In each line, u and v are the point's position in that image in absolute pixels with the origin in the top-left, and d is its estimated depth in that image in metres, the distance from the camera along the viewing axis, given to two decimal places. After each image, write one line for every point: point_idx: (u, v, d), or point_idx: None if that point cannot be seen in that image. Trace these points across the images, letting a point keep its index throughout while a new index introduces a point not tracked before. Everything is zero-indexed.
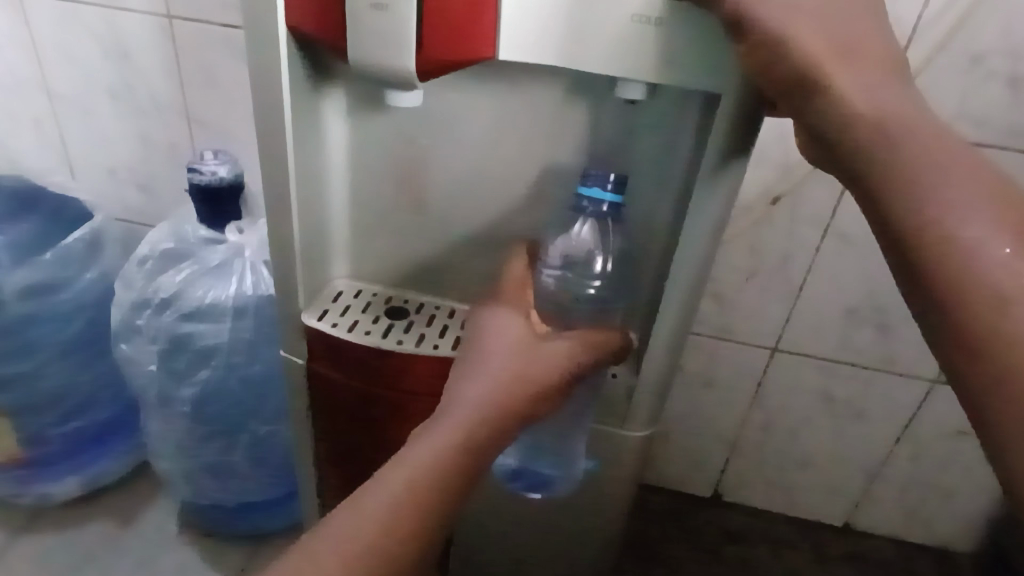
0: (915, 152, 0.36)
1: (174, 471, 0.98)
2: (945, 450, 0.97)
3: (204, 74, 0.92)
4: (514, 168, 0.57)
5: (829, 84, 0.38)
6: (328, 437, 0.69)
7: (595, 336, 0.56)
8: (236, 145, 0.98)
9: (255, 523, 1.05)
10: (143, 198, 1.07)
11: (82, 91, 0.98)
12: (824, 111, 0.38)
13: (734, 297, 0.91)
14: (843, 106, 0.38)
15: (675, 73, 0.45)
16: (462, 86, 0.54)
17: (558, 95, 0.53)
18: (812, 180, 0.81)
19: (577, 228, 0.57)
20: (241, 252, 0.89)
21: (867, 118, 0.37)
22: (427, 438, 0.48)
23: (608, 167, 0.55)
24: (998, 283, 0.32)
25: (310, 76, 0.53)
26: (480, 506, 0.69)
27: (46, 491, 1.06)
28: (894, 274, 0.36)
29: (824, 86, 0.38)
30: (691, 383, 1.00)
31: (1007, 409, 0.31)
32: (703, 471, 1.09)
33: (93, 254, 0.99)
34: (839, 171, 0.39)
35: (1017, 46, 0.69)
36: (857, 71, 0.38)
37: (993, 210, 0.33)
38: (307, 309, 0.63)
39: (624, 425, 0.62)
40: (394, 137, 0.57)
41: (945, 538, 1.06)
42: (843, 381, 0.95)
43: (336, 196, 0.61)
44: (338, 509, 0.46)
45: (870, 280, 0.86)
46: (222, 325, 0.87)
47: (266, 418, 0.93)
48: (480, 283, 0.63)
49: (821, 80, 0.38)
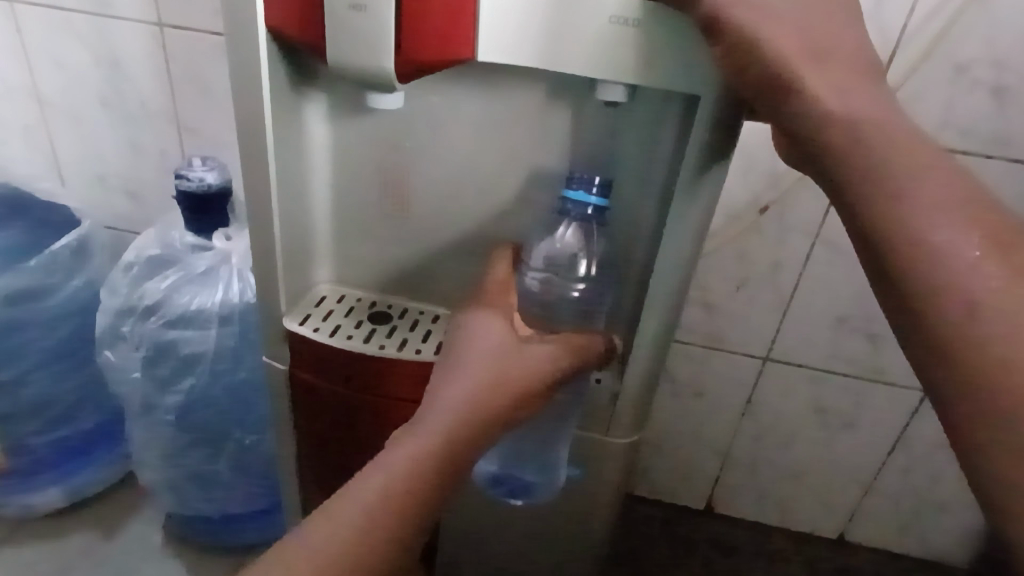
0: (886, 154, 0.35)
1: (158, 481, 0.97)
2: (936, 461, 0.96)
3: (194, 81, 0.92)
4: (498, 172, 0.56)
5: (802, 86, 0.38)
6: (311, 444, 0.69)
7: (578, 340, 0.56)
8: (224, 152, 0.98)
9: (241, 535, 1.03)
10: (131, 205, 1.07)
11: (73, 98, 0.98)
12: (799, 113, 0.38)
13: (723, 306, 0.91)
14: (817, 106, 0.38)
15: (655, 74, 0.45)
16: (444, 88, 0.54)
17: (539, 97, 0.52)
18: (800, 188, 0.81)
19: (562, 231, 0.57)
20: (227, 258, 0.88)
21: (841, 118, 0.37)
22: (405, 443, 0.47)
23: (591, 171, 0.55)
24: (969, 285, 0.32)
25: (292, 79, 0.53)
26: (465, 513, 0.69)
27: (28, 502, 1.05)
28: (869, 277, 0.36)
29: (798, 87, 0.38)
30: (680, 392, 1.00)
31: (980, 414, 0.30)
32: (694, 482, 1.08)
33: (79, 261, 0.98)
34: (815, 174, 0.39)
35: (1002, 56, 0.69)
36: (830, 73, 0.38)
37: (962, 213, 0.33)
38: (289, 313, 0.62)
39: (608, 432, 0.61)
40: (377, 140, 0.57)
41: (939, 551, 1.05)
42: (833, 390, 0.94)
43: (318, 200, 0.61)
44: (310, 519, 0.45)
45: (859, 289, 0.86)
46: (207, 332, 0.87)
47: (251, 427, 0.92)
48: (462, 287, 0.63)
49: (794, 82, 0.38)
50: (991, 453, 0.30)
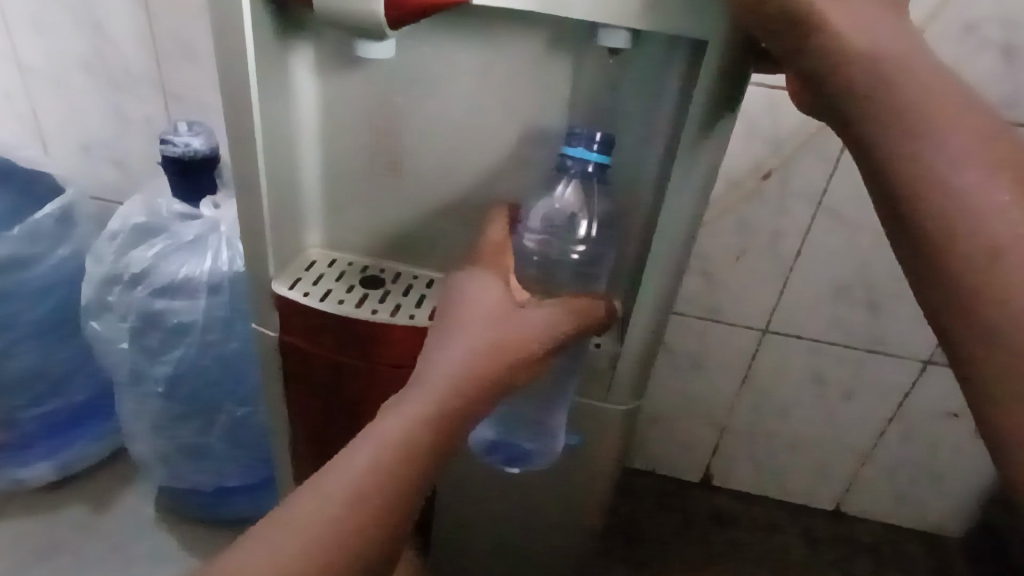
0: (912, 93, 0.34)
1: (150, 453, 0.96)
2: (934, 433, 0.95)
3: (180, 45, 0.89)
4: (494, 128, 0.54)
5: (826, 20, 0.35)
6: (303, 413, 0.67)
7: (577, 304, 0.54)
8: (211, 118, 0.95)
9: (234, 508, 1.02)
10: (118, 175, 1.04)
11: (54, 63, 0.95)
12: (821, 50, 0.35)
13: (724, 276, 0.89)
14: (840, 43, 0.35)
15: (659, 18, 0.43)
16: (438, 38, 0.51)
17: (537, 47, 0.50)
18: (803, 154, 0.79)
19: (561, 189, 0.54)
20: (216, 227, 0.86)
21: (865, 55, 0.35)
22: (401, 410, 0.46)
23: (592, 126, 0.52)
24: (996, 232, 0.31)
25: (277, 27, 0.50)
26: (462, 482, 0.67)
27: (19, 476, 1.03)
28: (885, 226, 0.35)
29: (823, 21, 0.35)
30: (679, 363, 0.98)
31: (1002, 380, 0.31)
32: (691, 454, 1.07)
33: (65, 230, 0.95)
34: (830, 116, 0.37)
35: (1012, 15, 0.67)
36: (852, 6, 0.36)
37: (989, 155, 0.32)
38: (278, 278, 0.60)
39: (608, 399, 0.60)
40: (368, 95, 0.55)
41: (933, 522, 1.05)
42: (834, 361, 0.93)
43: (307, 159, 0.59)
44: (299, 491, 0.43)
45: (860, 259, 0.84)
46: (196, 302, 0.84)
47: (242, 399, 0.91)
48: (457, 250, 0.61)
49: (818, 16, 0.35)
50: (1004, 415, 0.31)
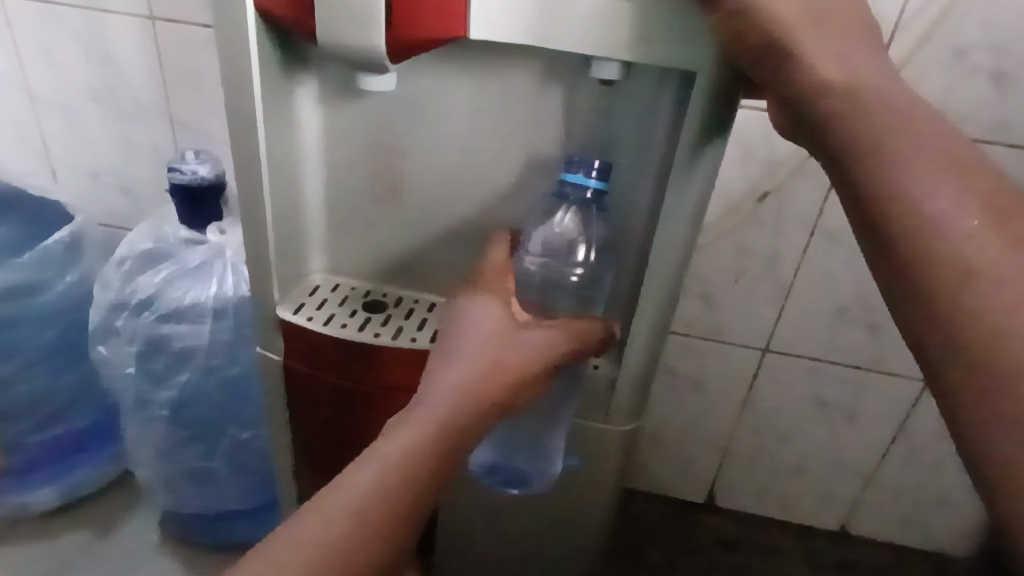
0: (886, 122, 0.35)
1: (153, 478, 0.96)
2: (937, 453, 0.95)
3: (188, 76, 0.91)
4: (493, 157, 0.56)
5: (796, 50, 0.38)
6: (306, 437, 0.68)
7: (577, 327, 0.54)
8: (217, 146, 0.97)
9: (237, 533, 1.02)
10: (125, 202, 1.06)
11: (65, 94, 0.97)
12: (796, 74, 0.38)
13: (722, 297, 0.90)
14: (815, 71, 0.38)
15: (649, 49, 0.44)
16: (437, 69, 0.53)
17: (533, 78, 0.52)
18: (799, 177, 0.80)
19: (560, 216, 0.56)
20: (221, 252, 0.87)
21: (839, 82, 0.37)
22: (400, 431, 0.46)
23: (589, 154, 0.54)
24: (967, 253, 0.32)
25: (282, 61, 0.52)
26: (465, 504, 0.68)
27: (24, 501, 1.04)
28: (864, 248, 0.37)
29: (796, 51, 0.38)
30: (680, 384, 0.99)
31: (975, 392, 0.31)
32: (694, 475, 1.07)
33: (73, 256, 0.97)
34: (810, 143, 0.39)
35: (999, 40, 0.69)
36: (824, 36, 0.38)
37: (959, 182, 0.34)
38: (283, 303, 0.61)
39: (606, 420, 0.61)
40: (370, 124, 0.57)
41: (940, 543, 1.04)
42: (834, 382, 0.93)
43: (311, 187, 0.60)
44: (301, 511, 0.43)
45: (858, 279, 0.85)
46: (200, 327, 0.86)
47: (245, 423, 0.91)
48: (457, 274, 0.62)
49: (790, 46, 0.38)
50: (982, 430, 0.31)
